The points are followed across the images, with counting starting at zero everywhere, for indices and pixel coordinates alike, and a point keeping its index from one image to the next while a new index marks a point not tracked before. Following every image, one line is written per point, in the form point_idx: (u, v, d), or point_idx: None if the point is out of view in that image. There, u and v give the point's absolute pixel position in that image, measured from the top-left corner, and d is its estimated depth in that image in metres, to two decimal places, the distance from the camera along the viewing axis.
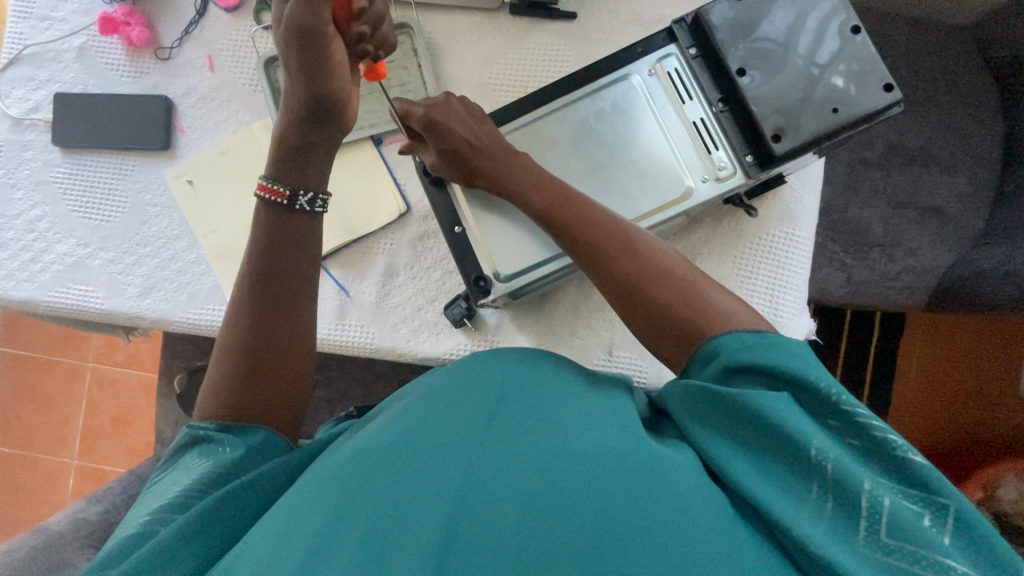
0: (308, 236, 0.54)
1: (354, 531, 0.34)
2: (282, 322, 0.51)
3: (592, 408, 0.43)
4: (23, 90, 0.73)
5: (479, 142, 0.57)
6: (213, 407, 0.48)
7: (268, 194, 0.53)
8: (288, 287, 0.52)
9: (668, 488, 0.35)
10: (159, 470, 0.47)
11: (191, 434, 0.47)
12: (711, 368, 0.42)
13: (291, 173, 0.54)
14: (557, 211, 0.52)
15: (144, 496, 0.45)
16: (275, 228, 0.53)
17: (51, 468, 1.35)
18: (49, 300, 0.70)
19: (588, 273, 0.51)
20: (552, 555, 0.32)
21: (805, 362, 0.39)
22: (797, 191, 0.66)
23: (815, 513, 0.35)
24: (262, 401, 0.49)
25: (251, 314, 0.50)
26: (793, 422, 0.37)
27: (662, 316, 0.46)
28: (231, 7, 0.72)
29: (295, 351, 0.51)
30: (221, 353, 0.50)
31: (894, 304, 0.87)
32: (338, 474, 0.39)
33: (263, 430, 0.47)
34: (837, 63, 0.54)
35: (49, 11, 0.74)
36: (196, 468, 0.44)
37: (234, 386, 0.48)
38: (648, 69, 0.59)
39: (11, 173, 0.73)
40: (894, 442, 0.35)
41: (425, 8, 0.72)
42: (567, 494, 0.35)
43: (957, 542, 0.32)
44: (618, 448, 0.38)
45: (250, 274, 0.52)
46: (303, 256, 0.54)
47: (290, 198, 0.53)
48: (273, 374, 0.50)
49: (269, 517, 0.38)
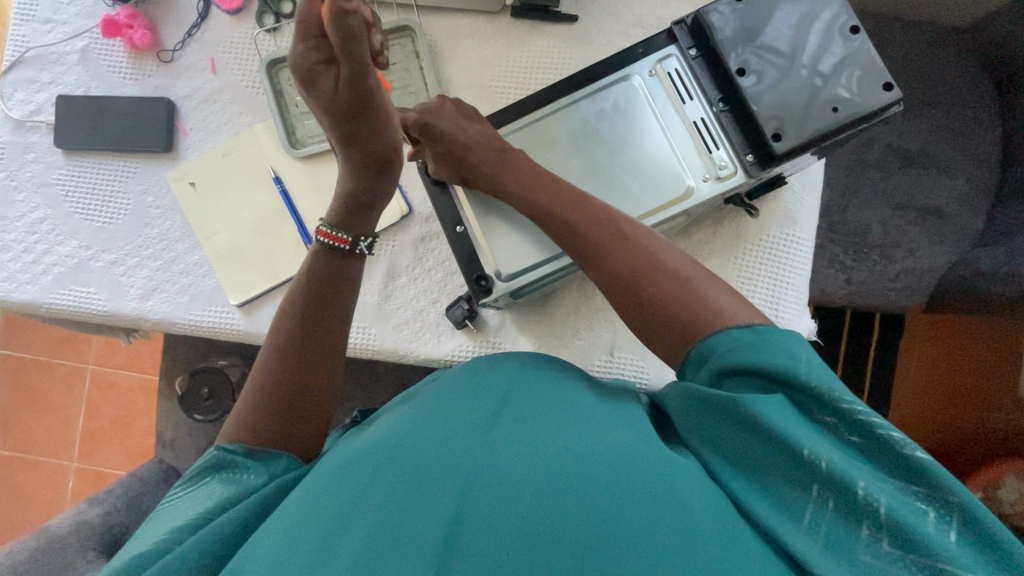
0: (356, 277, 0.56)
1: (355, 535, 0.34)
2: (317, 353, 0.51)
3: (596, 412, 0.43)
4: (25, 92, 0.73)
5: (481, 141, 0.58)
6: (240, 430, 0.47)
7: (330, 241, 0.54)
8: (324, 317, 0.52)
9: (676, 497, 0.35)
10: (180, 488, 0.46)
11: (216, 456, 0.46)
12: (706, 370, 0.42)
13: (354, 223, 0.56)
14: (553, 208, 0.53)
15: (162, 512, 0.45)
16: (326, 269, 0.54)
17: (51, 472, 1.35)
18: (51, 301, 0.70)
19: (586, 272, 0.51)
20: (554, 559, 0.32)
21: (798, 358, 0.38)
22: (797, 192, 0.66)
23: (815, 519, 0.35)
24: (285, 423, 0.48)
25: (288, 343, 0.50)
26: (786, 424, 0.36)
27: (677, 324, 0.45)
28: (233, 9, 0.72)
29: (326, 379, 0.51)
30: (254, 378, 0.50)
31: (894, 306, 0.87)
32: (337, 477, 0.39)
33: (285, 456, 0.47)
34: (837, 64, 0.55)
35: (51, 13, 0.74)
36: (222, 493, 0.44)
37: (262, 409, 0.48)
38: (650, 70, 0.60)
39: (13, 175, 0.73)
40: (895, 438, 0.35)
41: (426, 10, 0.72)
42: (570, 500, 0.35)
43: (963, 538, 0.32)
44: (629, 456, 0.38)
45: (292, 309, 0.52)
46: (345, 292, 0.54)
47: (352, 244, 0.55)
48: (301, 399, 0.49)
49: (274, 519, 0.39)
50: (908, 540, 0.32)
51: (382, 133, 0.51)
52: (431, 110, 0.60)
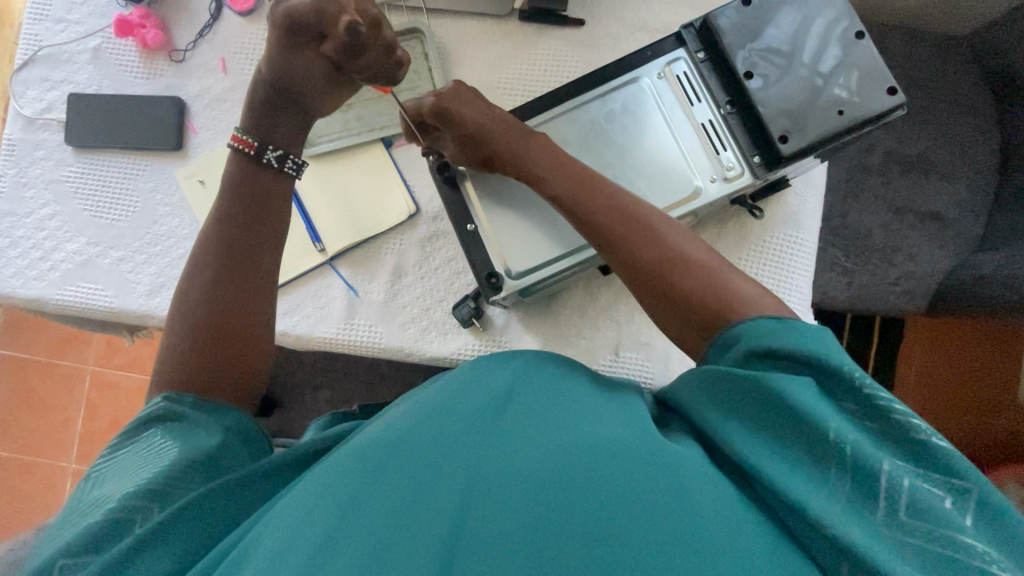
0: (281, 211, 0.55)
1: (369, 516, 0.34)
2: (243, 285, 0.52)
3: (578, 395, 0.45)
4: (37, 90, 0.74)
5: (497, 125, 0.58)
6: (175, 365, 0.48)
7: (240, 145, 0.54)
8: (250, 258, 0.52)
9: (672, 475, 0.36)
10: (111, 450, 0.44)
11: (163, 410, 0.46)
12: (734, 353, 0.42)
13: (267, 132, 0.55)
14: (578, 197, 0.53)
15: (97, 474, 0.42)
16: (249, 197, 0.54)
17: (48, 474, 1.34)
18: (58, 298, 0.70)
19: (608, 258, 0.52)
20: (567, 539, 0.33)
21: (824, 344, 0.39)
22: (801, 195, 0.67)
23: (835, 494, 0.35)
24: (224, 368, 0.49)
25: (210, 278, 0.51)
26: (811, 404, 0.37)
27: (684, 304, 0.46)
28: (246, 11, 0.73)
29: (258, 317, 0.52)
30: (178, 316, 0.50)
31: (894, 309, 0.88)
32: (354, 461, 0.39)
33: (234, 412, 0.48)
34: (841, 68, 0.56)
35: (64, 13, 0.75)
36: (171, 447, 0.43)
37: (196, 348, 0.49)
38: (657, 73, 0.61)
39: (23, 172, 0.73)
40: (918, 426, 0.35)
41: (436, 13, 0.73)
42: (579, 482, 0.35)
43: (979, 523, 0.33)
44: (612, 438, 0.39)
45: (210, 243, 0.52)
46: (271, 218, 0.54)
47: (258, 150, 0.54)
48: (235, 337, 0.50)
49: (280, 505, 0.38)
50: (926, 520, 0.33)
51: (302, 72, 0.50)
52: (449, 93, 0.59)
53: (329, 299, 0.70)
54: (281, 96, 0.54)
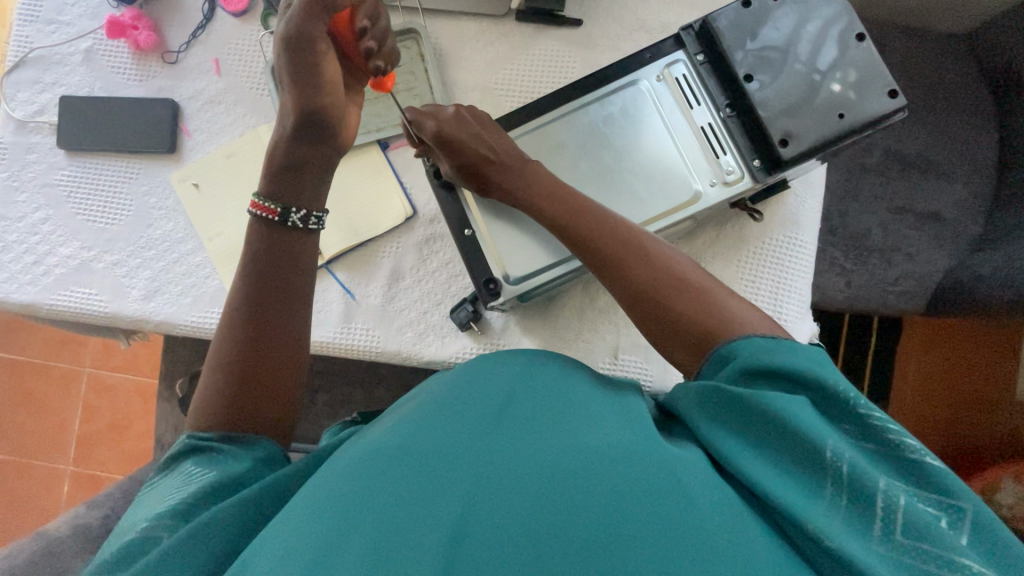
0: (307, 257, 0.53)
1: (358, 532, 0.33)
2: (273, 335, 0.50)
3: (597, 404, 0.44)
4: (28, 93, 0.73)
5: (508, 149, 0.58)
6: (206, 414, 0.47)
7: (259, 211, 0.52)
8: (279, 294, 0.51)
9: (682, 489, 0.35)
10: (156, 475, 0.46)
11: (191, 443, 0.46)
12: (729, 368, 0.42)
13: (285, 194, 0.53)
14: (578, 221, 0.52)
15: (142, 499, 0.44)
16: (259, 230, 0.52)
17: (47, 476, 1.34)
18: (51, 302, 0.70)
19: (603, 279, 0.51)
20: (563, 553, 0.32)
21: (819, 364, 0.39)
22: (800, 195, 0.67)
23: (831, 509, 0.35)
24: (246, 405, 0.47)
25: (241, 325, 0.49)
26: (809, 422, 0.37)
27: (697, 335, 0.45)
28: (239, 11, 0.73)
29: (290, 352, 0.50)
30: (209, 368, 0.49)
31: (894, 310, 0.87)
32: (343, 477, 0.38)
33: (265, 442, 0.47)
34: (837, 71, 0.55)
35: (55, 14, 0.74)
36: (197, 476, 0.43)
37: (216, 396, 0.48)
38: (656, 75, 0.60)
39: (14, 175, 0.72)
40: (910, 445, 0.36)
41: (432, 14, 0.72)
42: (579, 495, 0.34)
43: (972, 543, 0.33)
44: (628, 448, 0.38)
45: (240, 292, 0.51)
46: (293, 265, 0.52)
47: (281, 214, 0.52)
48: (264, 386, 0.48)
49: (273, 524, 0.37)
50: (922, 537, 0.33)
51: (323, 77, 0.51)
52: (449, 122, 0.59)
53: (325, 303, 0.69)
54: (306, 136, 0.53)
